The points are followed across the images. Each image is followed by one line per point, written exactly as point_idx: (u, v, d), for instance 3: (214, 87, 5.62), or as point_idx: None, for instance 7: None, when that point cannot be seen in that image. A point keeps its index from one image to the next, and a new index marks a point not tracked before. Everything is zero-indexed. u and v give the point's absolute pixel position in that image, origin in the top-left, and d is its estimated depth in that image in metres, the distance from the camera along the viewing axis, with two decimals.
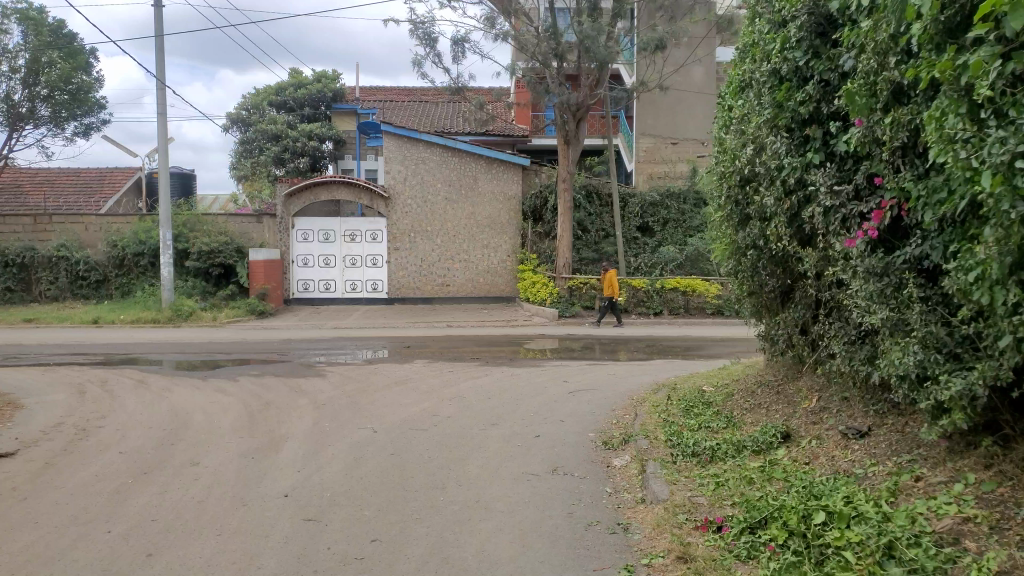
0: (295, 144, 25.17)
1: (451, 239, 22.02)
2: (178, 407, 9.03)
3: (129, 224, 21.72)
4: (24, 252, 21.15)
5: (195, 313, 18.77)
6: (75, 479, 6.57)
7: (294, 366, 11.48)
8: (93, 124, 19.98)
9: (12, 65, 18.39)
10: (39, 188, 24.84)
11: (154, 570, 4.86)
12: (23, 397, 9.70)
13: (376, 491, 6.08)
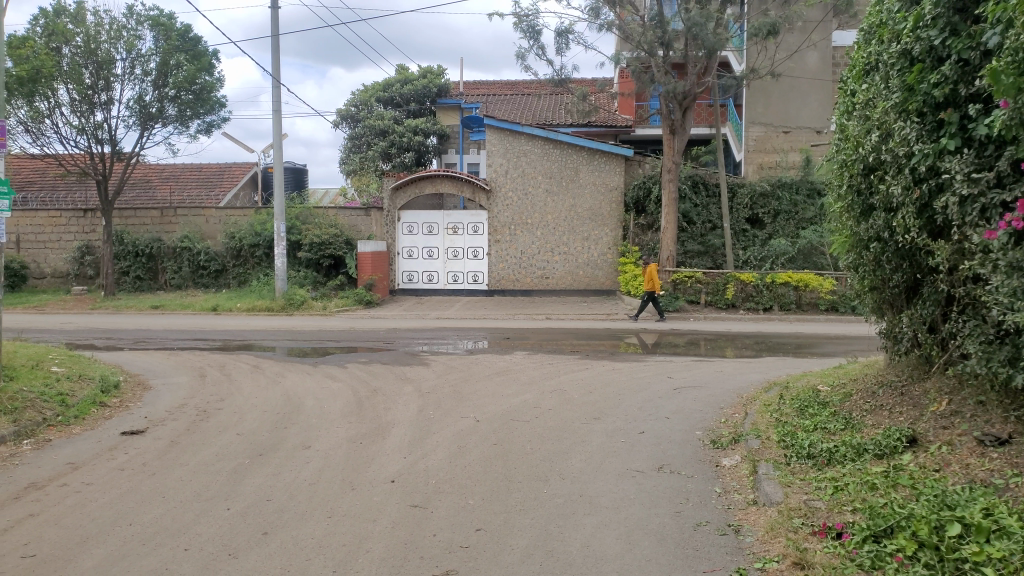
0: (401, 139, 25.80)
1: (552, 231, 21.98)
2: (290, 392, 9.41)
3: (246, 217, 22.85)
4: (152, 244, 22.59)
5: (306, 302, 19.57)
6: (197, 458, 6.95)
7: (399, 355, 11.75)
8: (214, 123, 21.12)
9: (145, 68, 19.57)
10: (165, 184, 26.45)
11: (269, 547, 5.07)
12: (152, 378, 10.37)
13: (479, 480, 6.13)
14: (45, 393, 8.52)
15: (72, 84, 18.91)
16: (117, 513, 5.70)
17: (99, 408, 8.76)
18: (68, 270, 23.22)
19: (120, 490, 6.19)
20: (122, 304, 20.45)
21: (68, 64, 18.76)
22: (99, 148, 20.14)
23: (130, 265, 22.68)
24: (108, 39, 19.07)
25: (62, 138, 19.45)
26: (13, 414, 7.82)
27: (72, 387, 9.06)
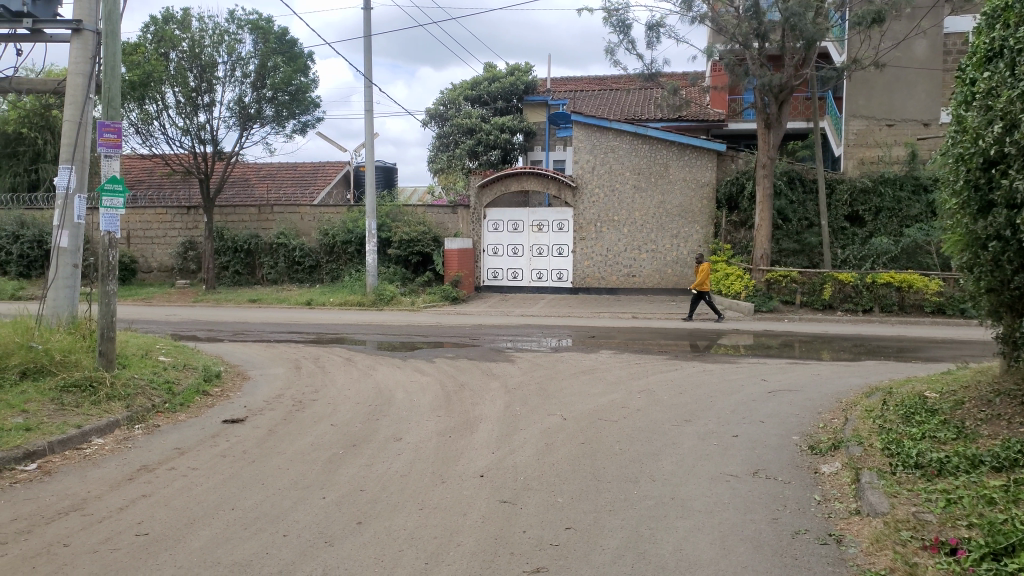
0: (489, 137, 26.05)
1: (639, 228, 21.68)
2: (381, 384, 9.62)
3: (338, 215, 23.50)
4: (250, 240, 23.55)
5: (395, 298, 20.01)
6: (294, 447, 7.18)
7: (486, 350, 11.83)
8: (309, 123, 21.82)
9: (245, 71, 20.38)
10: (262, 182, 27.51)
11: (364, 537, 5.18)
12: (250, 369, 10.79)
13: (568, 479, 6.09)
14: (154, 380, 9.01)
15: (178, 87, 19.90)
16: (221, 497, 5.95)
17: (202, 396, 9.20)
18: (173, 265, 24.48)
19: (223, 475, 6.47)
20: (222, 298, 21.39)
21: (175, 69, 19.77)
22: (202, 148, 21.11)
23: (229, 260, 23.71)
24: (211, 44, 19.96)
25: (169, 138, 20.50)
26: (126, 400, 8.30)
27: (178, 376, 9.55)
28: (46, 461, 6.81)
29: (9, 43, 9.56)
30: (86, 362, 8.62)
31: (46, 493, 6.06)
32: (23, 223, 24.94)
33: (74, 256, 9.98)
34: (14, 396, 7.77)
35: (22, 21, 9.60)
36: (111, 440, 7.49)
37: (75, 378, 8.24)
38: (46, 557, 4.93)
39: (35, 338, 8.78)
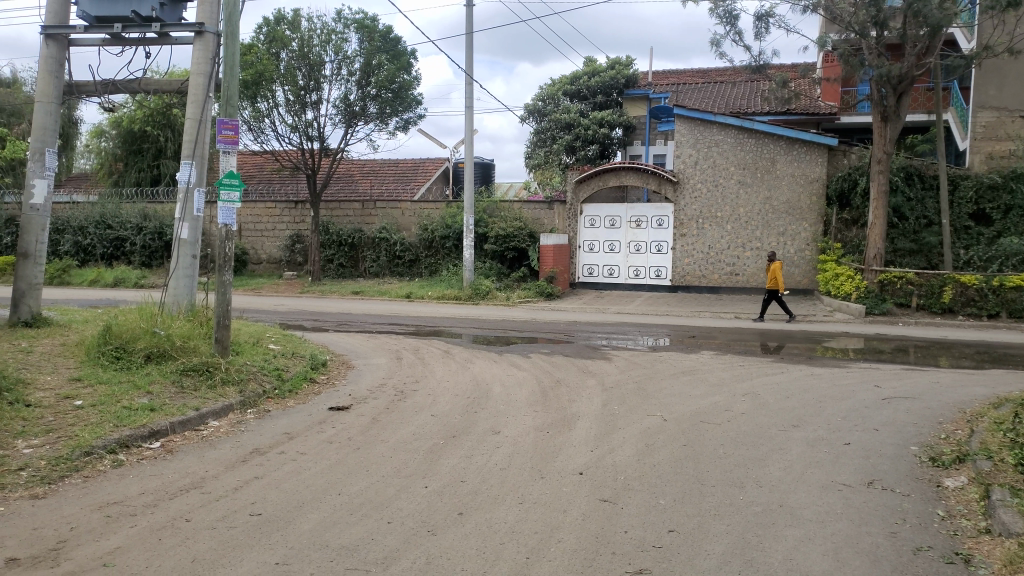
0: (587, 132, 25.85)
1: (743, 225, 21.08)
2: (479, 377, 9.73)
3: (437, 210, 23.90)
4: (355, 234, 24.34)
5: (491, 293, 20.24)
6: (396, 436, 7.35)
7: (582, 347, 11.77)
8: (411, 119, 22.30)
9: (350, 69, 21.00)
10: (365, 178, 28.32)
11: (465, 528, 5.24)
12: (354, 358, 11.13)
13: (670, 480, 5.97)
14: (265, 367, 9.42)
15: (288, 85, 20.73)
16: (328, 482, 6.16)
17: (309, 383, 9.56)
18: (281, 257, 25.56)
19: (330, 461, 6.69)
20: (327, 290, 22.17)
21: (285, 68, 20.58)
22: (310, 144, 21.93)
23: (334, 253, 24.56)
24: (320, 43, 20.66)
25: (279, 135, 21.38)
26: (239, 384, 8.72)
27: (287, 363, 9.95)
28: (169, 440, 7.23)
29: (140, 45, 10.19)
30: (204, 348, 9.11)
31: (169, 470, 6.43)
32: (146, 216, 26.58)
33: (193, 248, 10.55)
34: (140, 377, 8.32)
35: (151, 25, 10.21)
36: (226, 423, 7.88)
37: (194, 362, 8.71)
38: (171, 531, 5.23)
39: (158, 324, 9.34)
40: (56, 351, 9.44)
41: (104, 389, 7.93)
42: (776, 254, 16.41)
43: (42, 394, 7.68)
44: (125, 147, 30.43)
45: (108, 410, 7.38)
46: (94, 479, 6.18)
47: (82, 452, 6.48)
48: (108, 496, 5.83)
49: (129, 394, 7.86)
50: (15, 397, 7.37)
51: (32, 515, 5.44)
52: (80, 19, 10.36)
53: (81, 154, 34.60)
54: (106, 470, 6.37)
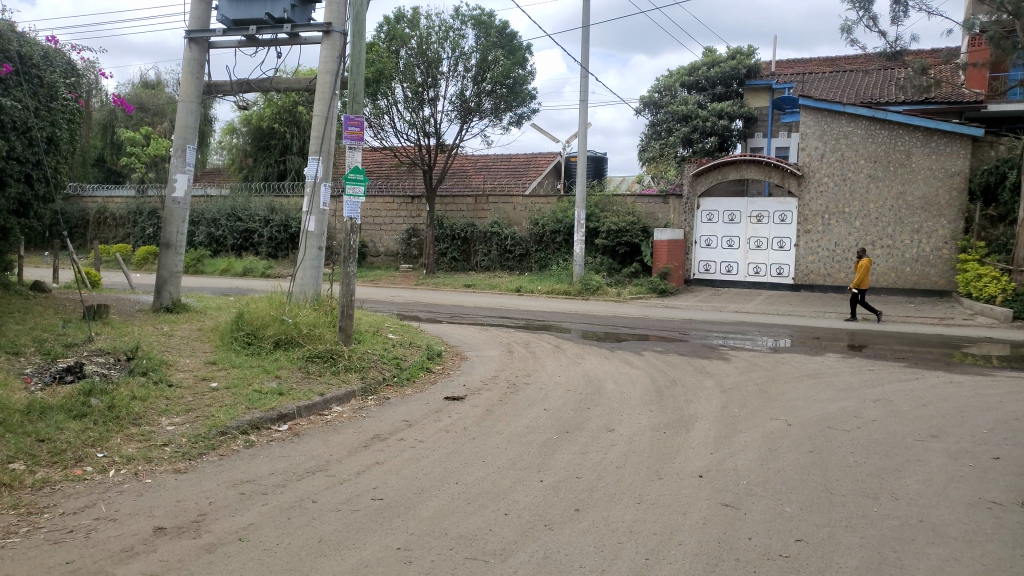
0: (705, 124, 25.23)
1: (874, 222, 19.97)
2: (591, 373, 9.66)
3: (549, 204, 23.90)
4: (467, 228, 24.77)
5: (601, 288, 20.13)
6: (511, 428, 7.39)
7: (698, 346, 11.47)
8: (524, 114, 22.43)
9: (467, 65, 21.30)
10: (479, 173, 28.72)
11: (583, 524, 5.19)
12: (467, 350, 11.28)
13: (796, 488, 5.71)
14: (384, 356, 9.71)
15: (406, 82, 21.29)
16: (445, 471, 6.26)
17: (426, 373, 9.78)
18: (398, 250, 26.33)
19: (446, 450, 6.80)
20: (440, 282, 22.66)
21: (404, 65, 21.14)
22: (426, 140, 22.44)
23: (447, 247, 25.06)
24: (438, 40, 21.06)
25: (397, 131, 22.01)
26: (361, 372, 9.03)
27: (404, 353, 10.20)
28: (296, 423, 7.57)
29: (273, 46, 10.69)
30: (328, 336, 9.47)
31: (296, 452, 6.73)
32: (273, 209, 28.03)
33: (319, 240, 11.00)
34: (269, 363, 8.77)
35: (283, 26, 10.69)
36: (348, 409, 8.16)
37: (319, 349, 9.09)
38: (298, 510, 5.47)
39: (286, 312, 9.80)
40: (194, 335, 10.08)
41: (236, 372, 8.40)
42: (863, 249, 15.53)
43: (183, 375, 8.22)
44: (254, 144, 32.13)
45: (241, 393, 7.81)
46: (229, 457, 6.54)
47: (218, 431, 6.87)
48: (242, 473, 6.16)
49: (259, 377, 8.29)
50: (159, 377, 7.92)
51: (175, 488, 5.81)
52: (219, 22, 10.97)
53: (214, 150, 36.84)
54: (239, 449, 6.74)
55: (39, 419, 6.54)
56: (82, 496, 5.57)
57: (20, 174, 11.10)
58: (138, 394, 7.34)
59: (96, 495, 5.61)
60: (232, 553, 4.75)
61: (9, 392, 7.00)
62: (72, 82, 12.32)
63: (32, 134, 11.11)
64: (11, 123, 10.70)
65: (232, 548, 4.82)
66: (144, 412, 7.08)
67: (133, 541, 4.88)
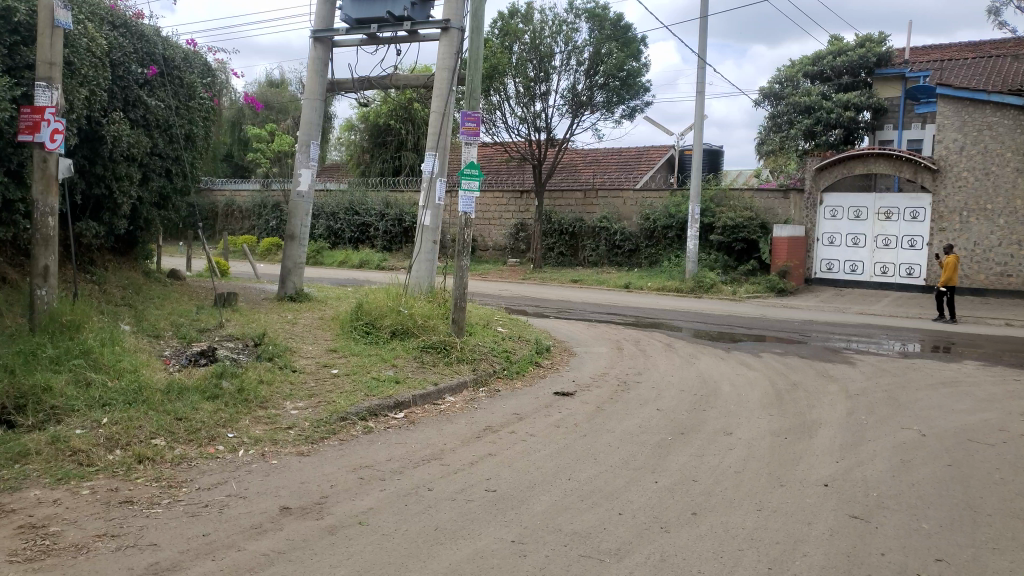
0: (830, 115, 24.05)
1: (1019, 220, 18.46)
2: (705, 374, 9.40)
3: (660, 199, 23.44)
4: (575, 223, 24.68)
5: (715, 286, 19.68)
6: (622, 427, 7.28)
7: (820, 349, 10.94)
8: (637, 107, 22.09)
9: (579, 59, 21.18)
10: (589, 167, 28.50)
11: (700, 528, 5.04)
12: (577, 346, 11.22)
13: (934, 504, 5.33)
14: (495, 349, 9.80)
15: (519, 77, 21.40)
16: (558, 466, 6.24)
17: (535, 366, 9.79)
18: (506, 244, 26.55)
19: (558, 445, 6.78)
20: (547, 277, 22.69)
21: (517, 60, 21.24)
22: (537, 135, 22.50)
23: (555, 241, 25.09)
24: (551, 34, 21.07)
25: (508, 126, 22.19)
26: (472, 363, 9.13)
27: (514, 346, 10.27)
28: (411, 411, 7.75)
29: (392, 44, 10.96)
30: (442, 328, 9.64)
31: (412, 440, 6.87)
32: (388, 203, 28.84)
33: (434, 234, 11.24)
34: (386, 351, 9.05)
35: (403, 24, 10.95)
36: (460, 399, 8.28)
37: (433, 340, 9.28)
38: (415, 497, 5.58)
39: (403, 304, 10.08)
40: (316, 323, 10.52)
41: (355, 360, 8.70)
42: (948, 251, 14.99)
43: (305, 361, 8.58)
44: (371, 140, 33.17)
45: (360, 380, 8.08)
46: (348, 442, 6.76)
47: (338, 416, 7.12)
48: (361, 458, 6.35)
49: (377, 365, 8.55)
50: (284, 362, 8.30)
51: (299, 470, 6.05)
52: (343, 22, 11.34)
53: (333, 146, 38.28)
54: (357, 435, 6.95)
55: (177, 398, 6.99)
56: (215, 473, 5.89)
57: (161, 169, 11.90)
58: (265, 378, 7.73)
59: (227, 472, 5.92)
60: (353, 536, 4.89)
61: (151, 372, 7.52)
62: (208, 82, 13.09)
63: (172, 131, 11.91)
64: (155, 122, 11.50)
65: (353, 531, 4.97)
66: (270, 396, 7.44)
67: (261, 519, 5.12)
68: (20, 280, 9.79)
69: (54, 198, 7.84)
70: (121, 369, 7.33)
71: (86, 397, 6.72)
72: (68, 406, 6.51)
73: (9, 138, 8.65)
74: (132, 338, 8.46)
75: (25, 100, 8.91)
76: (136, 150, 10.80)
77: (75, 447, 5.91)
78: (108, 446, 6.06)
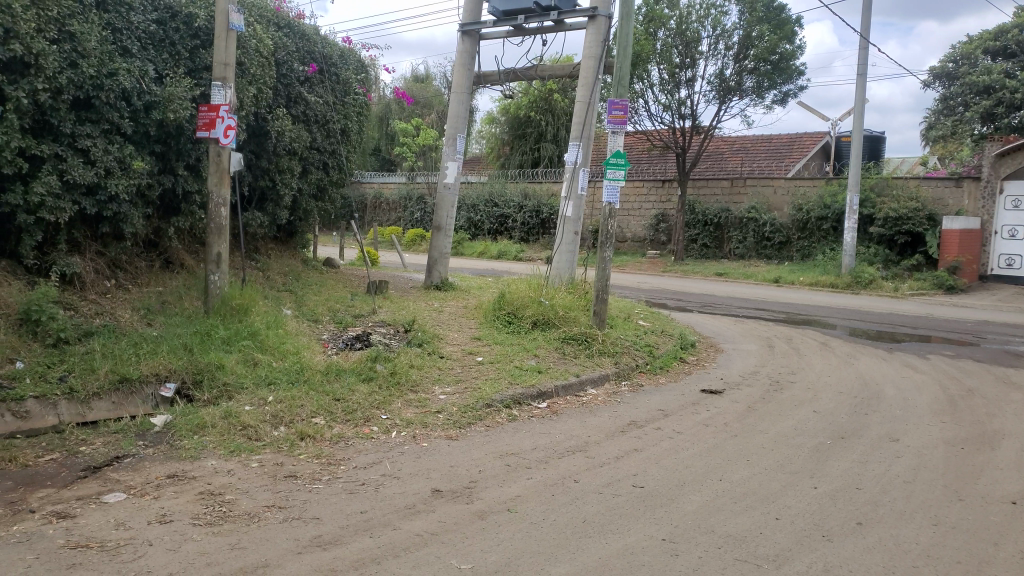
0: (1013, 96, 21.63)
1: None
2: (867, 376, 8.79)
3: (815, 188, 22.27)
4: (721, 213, 23.83)
5: (875, 282, 18.49)
6: (776, 428, 6.93)
7: (999, 353, 9.96)
8: (790, 92, 21.03)
9: (728, 43, 20.43)
10: (736, 155, 27.48)
11: (868, 540, 4.70)
12: (724, 342, 10.82)
13: None
14: (637, 342, 9.63)
15: (663, 64, 20.95)
16: (708, 466, 6.03)
17: (680, 362, 9.53)
18: (646, 235, 26.11)
19: (708, 444, 6.55)
20: (690, 269, 22.11)
21: (662, 46, 20.78)
22: (681, 123, 21.95)
23: (699, 233, 24.39)
24: (698, 19, 20.43)
25: (651, 114, 21.78)
26: (614, 356, 9.00)
27: (657, 340, 10.04)
28: (554, 401, 7.75)
29: (539, 34, 10.99)
30: (582, 319, 9.57)
31: (556, 431, 6.87)
32: (527, 195, 29.06)
33: (576, 225, 11.19)
34: (528, 342, 9.10)
35: (549, 14, 10.97)
36: (603, 392, 8.19)
37: (575, 332, 9.23)
38: (562, 488, 5.56)
39: (543, 295, 10.12)
40: (461, 312, 10.74)
41: (499, 349, 8.80)
42: None
43: (452, 348, 8.79)
44: (512, 132, 33.57)
45: (504, 368, 8.17)
46: (494, 429, 6.84)
47: (484, 403, 7.23)
48: (507, 446, 6.40)
49: (520, 355, 8.61)
50: (432, 348, 8.54)
51: (448, 454, 6.18)
52: (491, 14, 11.47)
53: (474, 138, 39.09)
54: (503, 422, 7.03)
55: (335, 380, 7.36)
56: (370, 452, 6.13)
57: (319, 163, 12.57)
58: (415, 363, 7.99)
59: (381, 452, 6.15)
60: (502, 523, 4.93)
61: (311, 354, 7.95)
62: (362, 78, 13.70)
63: (329, 126, 12.58)
64: (314, 117, 12.17)
65: (502, 518, 5.01)
66: (420, 380, 7.67)
67: (415, 500, 5.27)
68: (195, 266, 10.58)
69: (227, 190, 8.43)
70: (285, 351, 7.80)
71: (253, 375, 7.20)
72: (238, 383, 7.00)
73: (189, 135, 9.39)
74: (293, 322, 8.98)
75: (203, 99, 9.65)
76: (296, 144, 11.45)
77: (246, 423, 6.34)
78: (273, 422, 6.44)
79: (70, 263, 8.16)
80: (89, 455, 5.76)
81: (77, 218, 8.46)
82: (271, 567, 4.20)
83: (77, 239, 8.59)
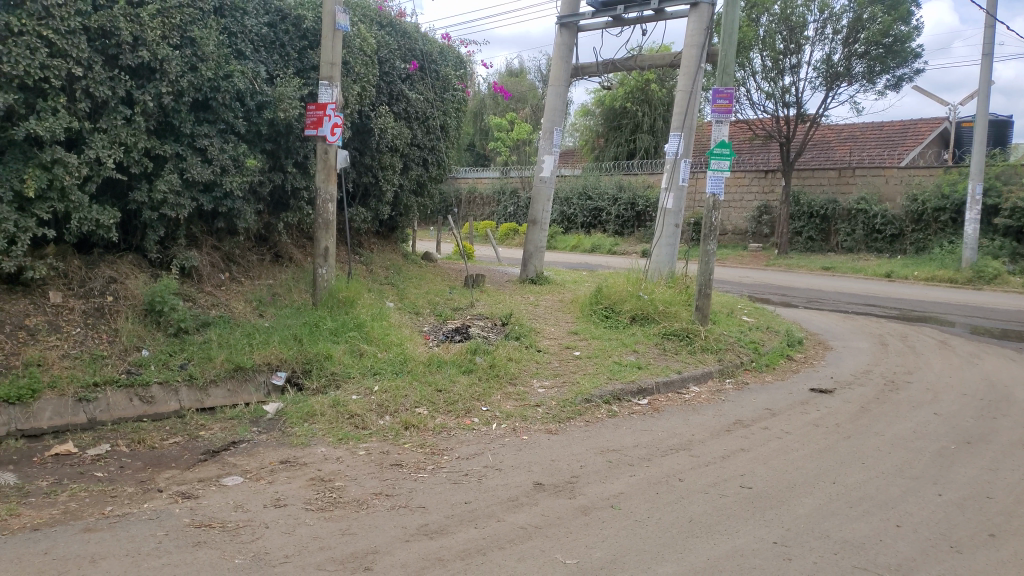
0: None
1: None
2: (994, 377, 8.22)
3: (932, 178, 21.08)
4: (828, 205, 22.84)
5: (1000, 277, 17.32)
6: (893, 430, 6.57)
7: None
8: (905, 76, 19.92)
9: (837, 27, 19.56)
10: (844, 144, 26.28)
11: (1003, 553, 4.38)
12: (833, 339, 10.37)
13: None
14: (741, 339, 9.33)
15: (766, 51, 20.26)
16: (821, 467, 5.78)
17: (787, 359, 9.19)
18: (748, 228, 25.36)
19: (819, 444, 6.28)
20: (794, 263, 21.34)
21: (765, 33, 20.11)
22: (785, 111, 21.15)
23: (804, 225, 23.48)
24: (803, 3, 19.66)
25: (753, 103, 21.11)
26: (717, 353, 8.77)
27: (762, 337, 9.71)
28: (655, 398, 7.61)
29: (638, 23, 10.80)
30: (683, 315, 9.35)
31: (658, 428, 6.74)
32: (621, 187, 28.72)
33: (676, 217, 10.94)
34: (627, 336, 8.99)
35: (649, 3, 10.76)
36: (706, 389, 7.98)
37: (675, 327, 9.04)
38: (666, 487, 5.44)
39: (642, 289, 9.96)
40: (557, 306, 10.71)
41: (597, 344, 8.73)
42: None
43: (549, 342, 8.78)
44: (608, 125, 33.24)
45: (603, 364, 8.10)
46: (594, 424, 6.78)
47: (583, 398, 7.18)
48: (608, 442, 6.33)
49: (619, 350, 8.50)
50: (530, 341, 8.55)
51: (549, 448, 6.16)
52: (589, 5, 11.34)
53: (568, 132, 38.97)
54: (603, 418, 6.96)
55: (436, 371, 7.48)
56: (472, 444, 6.19)
57: (419, 158, 12.79)
58: (514, 357, 8.02)
59: (483, 444, 6.20)
60: (606, 519, 4.87)
61: (414, 346, 8.10)
62: (461, 74, 13.84)
63: (429, 122, 12.80)
64: (415, 114, 12.38)
65: (606, 514, 4.95)
66: (518, 373, 7.69)
67: (517, 492, 5.28)
68: (302, 260, 10.96)
69: (334, 186, 8.69)
70: (389, 342, 7.98)
71: (359, 365, 7.40)
72: (345, 373, 7.22)
73: (297, 133, 9.73)
74: (397, 314, 9.18)
75: (311, 98, 9.98)
76: (398, 141, 11.68)
77: (352, 411, 6.53)
78: (378, 412, 6.60)
79: (189, 256, 8.60)
80: (209, 439, 6.06)
81: (195, 215, 8.90)
82: (380, 554, 4.29)
83: (195, 234, 9.05)
